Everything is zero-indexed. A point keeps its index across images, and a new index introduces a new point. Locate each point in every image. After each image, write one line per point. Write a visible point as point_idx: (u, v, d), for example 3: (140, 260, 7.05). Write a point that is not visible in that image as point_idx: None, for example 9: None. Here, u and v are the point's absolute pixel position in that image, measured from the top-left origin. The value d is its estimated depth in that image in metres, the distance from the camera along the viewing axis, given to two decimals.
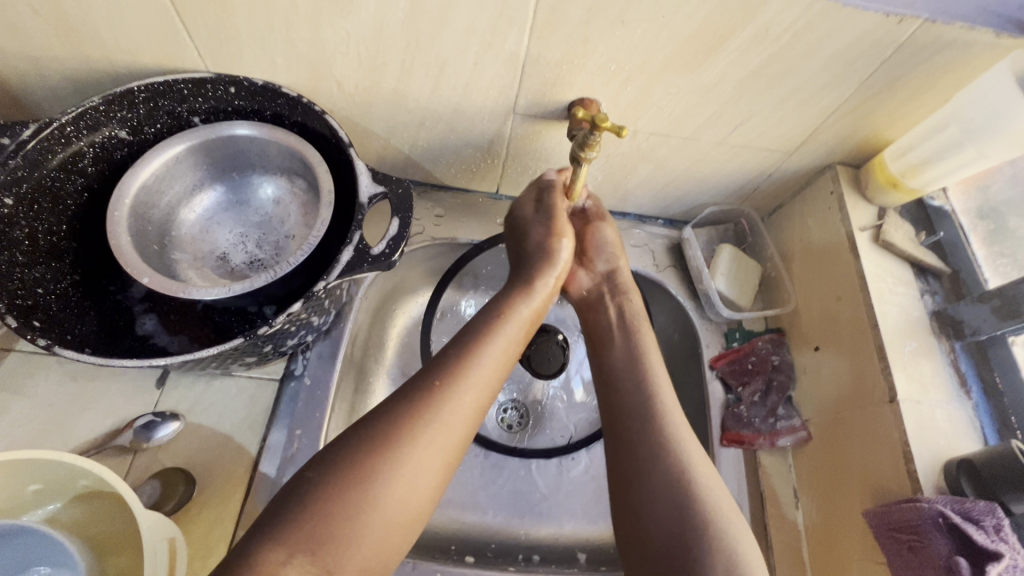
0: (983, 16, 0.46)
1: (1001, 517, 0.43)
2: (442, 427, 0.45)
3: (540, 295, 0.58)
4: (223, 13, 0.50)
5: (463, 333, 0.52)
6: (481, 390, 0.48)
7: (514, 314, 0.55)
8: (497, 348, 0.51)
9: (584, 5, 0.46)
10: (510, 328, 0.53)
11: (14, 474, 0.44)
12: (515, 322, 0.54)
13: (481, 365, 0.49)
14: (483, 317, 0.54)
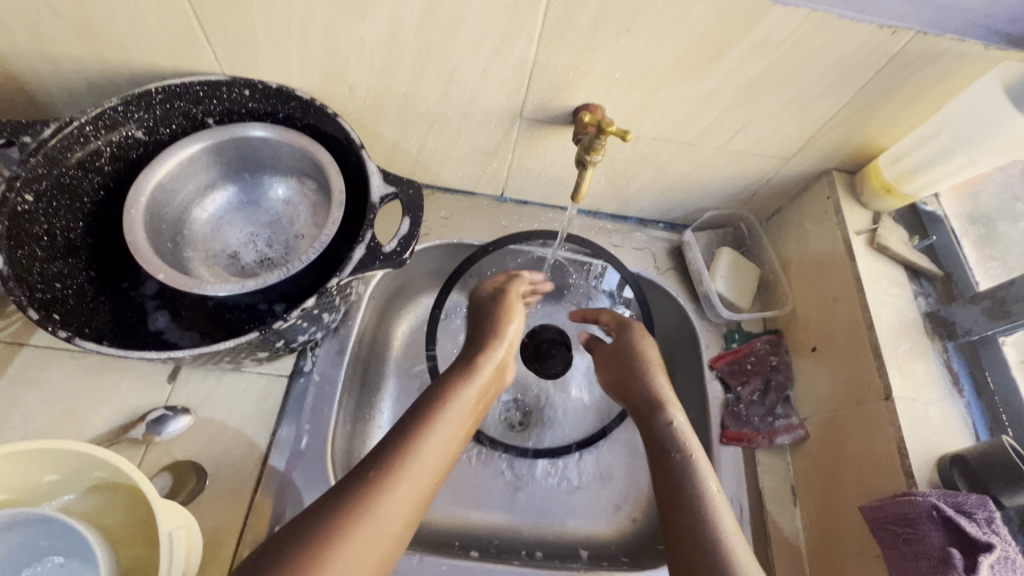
0: (973, 29, 0.48)
1: (994, 510, 0.45)
2: (380, 517, 0.44)
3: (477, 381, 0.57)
4: (241, 18, 0.52)
5: (405, 420, 0.51)
6: (421, 479, 0.47)
7: (457, 395, 0.55)
8: (441, 434, 0.51)
9: (592, 13, 0.48)
10: (452, 414, 0.53)
11: (28, 466, 0.46)
12: (459, 407, 0.54)
13: (421, 453, 0.48)
14: (426, 400, 0.54)
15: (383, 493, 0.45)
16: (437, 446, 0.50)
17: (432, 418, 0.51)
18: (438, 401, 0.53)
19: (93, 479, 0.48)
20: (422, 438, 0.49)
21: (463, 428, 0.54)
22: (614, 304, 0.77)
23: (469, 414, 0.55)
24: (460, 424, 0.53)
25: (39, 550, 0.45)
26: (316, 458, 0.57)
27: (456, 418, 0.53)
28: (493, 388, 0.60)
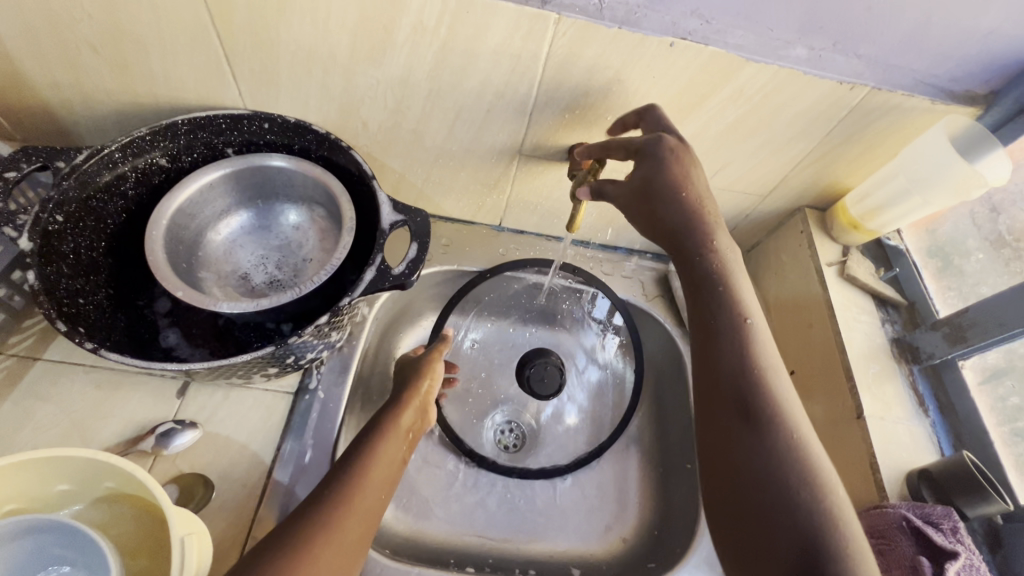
0: (921, 86, 0.54)
1: (957, 520, 0.48)
2: (338, 537, 0.44)
3: (415, 406, 0.59)
4: (269, 59, 0.57)
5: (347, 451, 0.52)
6: (374, 496, 0.49)
7: (399, 419, 0.56)
8: (386, 455, 0.52)
9: (587, 64, 0.54)
10: (391, 439, 0.54)
11: (43, 475, 0.47)
12: (398, 431, 0.55)
13: (369, 478, 0.49)
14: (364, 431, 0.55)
15: (338, 523, 0.45)
16: (381, 470, 0.51)
17: (375, 442, 0.53)
18: (376, 431, 0.54)
19: (102, 490, 0.50)
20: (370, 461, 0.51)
21: (403, 450, 0.55)
22: (604, 331, 0.81)
23: (407, 438, 0.56)
24: (402, 444, 0.55)
25: (50, 559, 0.46)
26: (318, 470, 0.59)
27: (399, 439, 0.55)
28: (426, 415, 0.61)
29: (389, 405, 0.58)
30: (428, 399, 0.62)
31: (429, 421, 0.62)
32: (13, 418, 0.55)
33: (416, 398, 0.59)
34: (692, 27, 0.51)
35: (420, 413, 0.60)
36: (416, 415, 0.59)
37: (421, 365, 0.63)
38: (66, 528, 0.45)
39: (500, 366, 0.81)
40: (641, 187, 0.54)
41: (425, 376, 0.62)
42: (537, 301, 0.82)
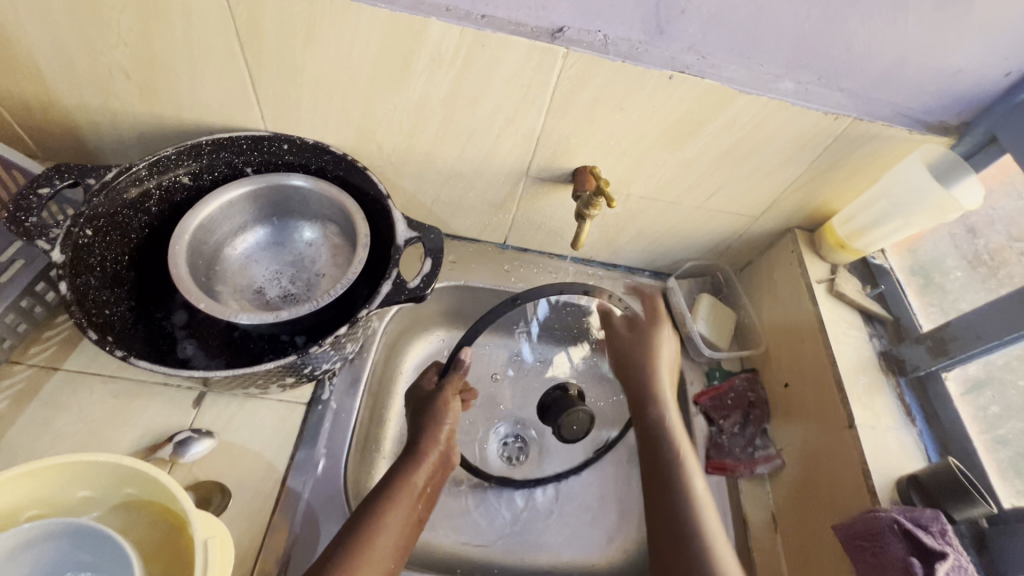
0: (898, 117, 0.59)
1: (945, 523, 0.51)
2: None
3: (428, 465, 0.59)
4: (292, 85, 0.60)
5: (361, 508, 0.54)
6: (378, 565, 0.51)
7: (408, 481, 0.57)
8: (396, 522, 0.54)
9: (592, 95, 0.58)
10: (403, 503, 0.55)
11: (66, 480, 0.49)
12: (408, 493, 0.56)
13: (376, 548, 0.51)
14: (379, 487, 0.56)
15: None
16: (390, 539, 0.52)
17: (384, 507, 0.54)
18: (386, 494, 0.55)
19: (120, 497, 0.51)
20: (378, 529, 0.52)
21: (416, 511, 0.56)
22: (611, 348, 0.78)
23: (421, 496, 0.57)
24: (415, 506, 0.56)
25: (73, 563, 0.47)
26: (331, 478, 0.61)
27: (410, 502, 0.56)
28: (443, 471, 0.61)
29: (407, 458, 0.59)
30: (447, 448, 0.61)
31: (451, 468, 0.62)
32: (33, 427, 0.57)
33: (428, 457, 0.59)
34: (689, 61, 0.55)
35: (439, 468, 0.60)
36: (429, 475, 0.59)
37: (437, 411, 0.61)
38: (93, 535, 0.46)
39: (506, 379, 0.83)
40: (622, 364, 0.68)
41: (444, 422, 0.60)
42: None
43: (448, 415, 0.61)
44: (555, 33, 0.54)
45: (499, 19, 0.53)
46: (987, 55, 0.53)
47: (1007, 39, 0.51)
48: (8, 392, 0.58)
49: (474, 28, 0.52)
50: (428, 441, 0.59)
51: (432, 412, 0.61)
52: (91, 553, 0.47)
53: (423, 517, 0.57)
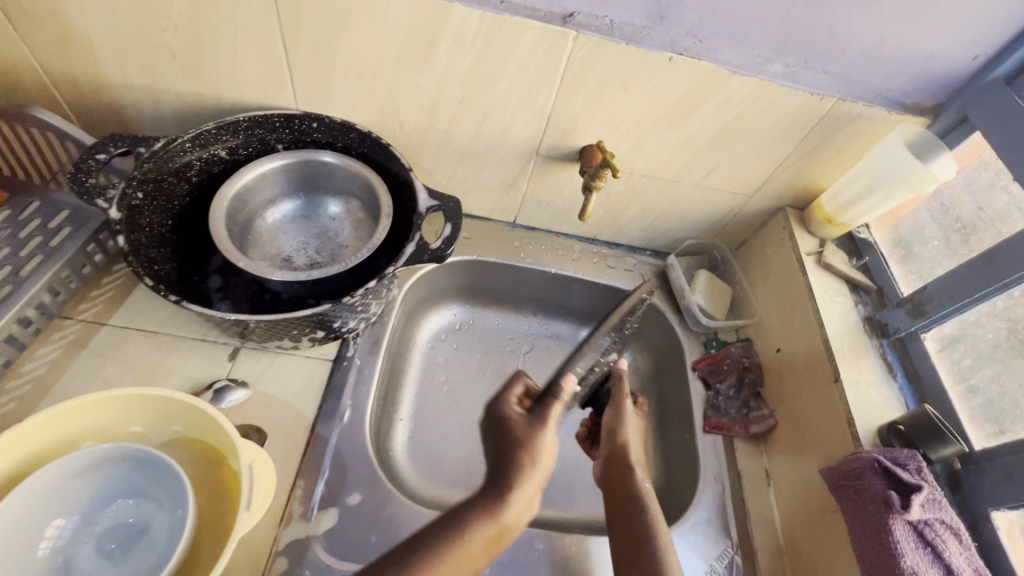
0: (877, 98, 0.65)
1: (921, 461, 0.55)
2: None
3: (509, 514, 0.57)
4: (325, 67, 0.66)
5: (425, 533, 0.52)
6: None
7: (479, 522, 0.54)
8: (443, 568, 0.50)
9: (599, 76, 0.64)
10: (462, 551, 0.51)
11: (120, 415, 0.54)
12: (474, 539, 0.53)
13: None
14: (447, 522, 0.54)
15: None
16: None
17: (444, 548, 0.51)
18: (452, 532, 0.52)
19: (167, 434, 0.56)
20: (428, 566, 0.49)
21: (475, 561, 0.52)
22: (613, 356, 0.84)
23: (485, 547, 0.53)
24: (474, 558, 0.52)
25: (131, 487, 0.53)
26: (356, 427, 0.66)
27: (469, 552, 0.52)
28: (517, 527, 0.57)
29: (486, 502, 0.57)
30: (533, 496, 0.60)
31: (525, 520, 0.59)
32: (84, 374, 0.62)
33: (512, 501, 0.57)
34: (687, 45, 0.61)
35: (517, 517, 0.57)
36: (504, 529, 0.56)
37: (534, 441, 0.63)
38: (151, 460, 0.51)
39: (525, 351, 0.91)
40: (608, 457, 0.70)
41: (537, 461, 0.62)
42: (546, 293, 0.90)
43: (540, 454, 0.62)
44: (566, 17, 0.59)
45: (515, 4, 0.59)
46: (955, 40, 0.59)
47: (972, 25, 0.57)
48: (60, 342, 0.63)
49: (493, 12, 0.58)
50: (517, 490, 0.59)
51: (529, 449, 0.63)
52: (148, 477, 0.52)
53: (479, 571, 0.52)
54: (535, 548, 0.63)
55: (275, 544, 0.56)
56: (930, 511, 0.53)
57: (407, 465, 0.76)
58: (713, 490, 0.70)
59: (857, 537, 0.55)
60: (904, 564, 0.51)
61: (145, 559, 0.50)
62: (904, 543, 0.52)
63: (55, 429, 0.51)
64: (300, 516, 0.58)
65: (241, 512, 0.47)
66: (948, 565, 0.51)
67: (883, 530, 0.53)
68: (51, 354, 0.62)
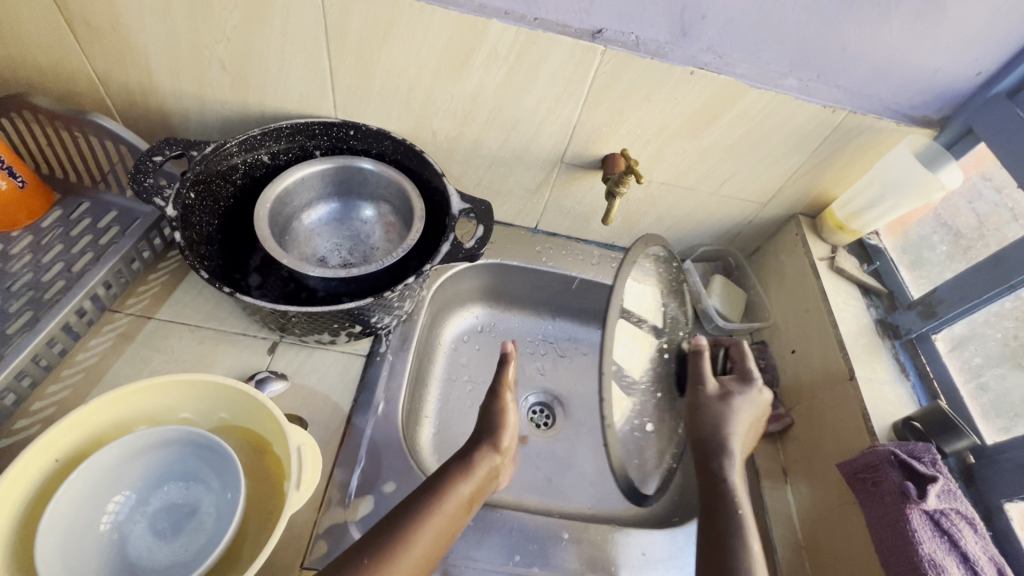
0: (887, 111, 0.69)
1: (936, 454, 0.58)
2: None
3: (472, 479, 0.58)
4: (365, 78, 0.70)
5: (406, 500, 0.54)
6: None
7: (455, 490, 0.56)
8: (434, 528, 0.52)
9: (624, 88, 0.68)
10: (442, 512, 0.53)
11: (173, 400, 0.57)
12: (453, 504, 0.55)
13: (410, 550, 0.50)
14: (425, 488, 0.55)
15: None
16: (424, 545, 0.51)
17: (425, 512, 0.53)
18: (432, 497, 0.54)
19: (215, 421, 0.59)
20: (410, 533, 0.51)
21: (455, 523, 0.54)
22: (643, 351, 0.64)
23: (463, 508, 0.56)
24: (453, 518, 0.54)
25: (183, 470, 0.56)
26: (390, 418, 0.68)
27: (451, 514, 0.54)
28: (488, 483, 0.61)
29: (458, 462, 0.59)
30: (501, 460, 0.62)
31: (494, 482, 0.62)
32: (133, 365, 0.65)
33: (478, 469, 0.59)
34: (707, 60, 0.65)
35: (486, 480, 0.60)
36: (475, 488, 0.58)
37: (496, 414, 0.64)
38: (204, 444, 0.55)
39: (544, 353, 0.94)
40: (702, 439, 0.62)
41: (504, 431, 0.63)
42: (565, 296, 0.93)
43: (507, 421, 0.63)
44: (594, 34, 0.64)
45: (548, 21, 0.63)
46: (961, 57, 0.63)
47: (978, 43, 0.61)
48: (111, 334, 0.67)
49: (528, 28, 0.62)
50: (484, 453, 0.60)
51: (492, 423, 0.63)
52: (200, 459, 0.55)
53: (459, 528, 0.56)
54: (561, 539, 0.65)
55: (315, 528, 0.58)
56: (945, 501, 0.55)
57: (433, 459, 0.78)
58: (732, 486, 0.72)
59: (874, 528, 0.57)
60: (921, 551, 0.53)
61: (195, 539, 0.53)
62: (921, 531, 0.54)
63: (114, 412, 0.54)
64: (338, 502, 0.60)
65: (291, 491, 0.50)
66: (965, 552, 0.53)
67: (900, 520, 0.55)
68: (103, 344, 0.65)
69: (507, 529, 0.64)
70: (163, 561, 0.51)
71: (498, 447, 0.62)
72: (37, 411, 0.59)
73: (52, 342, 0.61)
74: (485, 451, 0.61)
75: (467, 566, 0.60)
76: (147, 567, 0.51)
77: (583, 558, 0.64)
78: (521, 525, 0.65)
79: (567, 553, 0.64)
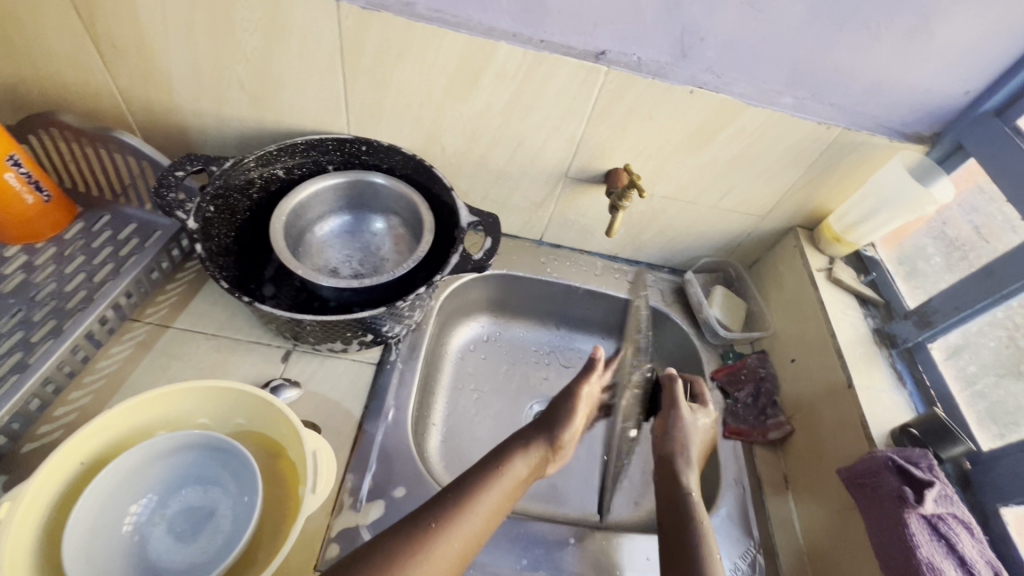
0: (880, 127, 0.72)
1: (933, 460, 0.59)
2: (433, 556, 0.48)
3: (528, 459, 0.61)
4: (378, 97, 0.73)
5: (466, 475, 0.57)
6: (470, 533, 0.51)
7: (512, 466, 0.59)
8: (491, 498, 0.55)
9: (626, 107, 0.71)
10: (504, 483, 0.57)
11: (191, 406, 0.59)
12: (512, 478, 0.58)
13: (475, 510, 0.53)
14: (485, 463, 0.59)
15: (445, 533, 0.50)
16: (485, 512, 0.54)
17: (485, 481, 0.56)
18: (493, 469, 0.58)
19: (231, 426, 0.61)
20: (477, 497, 0.54)
21: (512, 497, 0.57)
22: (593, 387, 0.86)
23: (518, 485, 0.59)
24: (509, 493, 0.57)
25: (201, 473, 0.57)
26: (399, 425, 0.70)
27: (507, 488, 0.57)
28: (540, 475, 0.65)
29: (518, 442, 0.63)
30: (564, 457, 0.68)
31: (544, 471, 0.65)
32: (152, 372, 0.67)
33: (539, 455, 0.63)
34: (706, 80, 0.68)
35: (540, 466, 0.63)
36: (534, 471, 0.62)
37: (565, 412, 0.68)
38: (222, 447, 0.57)
39: (548, 362, 0.96)
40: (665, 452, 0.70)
41: (564, 427, 0.66)
42: (569, 306, 0.96)
43: (573, 421, 0.67)
44: (598, 55, 0.67)
45: (554, 43, 0.66)
46: (950, 77, 0.66)
47: (965, 63, 0.64)
48: (130, 342, 0.69)
49: (535, 50, 0.66)
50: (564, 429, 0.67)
51: (555, 418, 0.66)
52: (217, 463, 0.57)
53: (514, 505, 0.58)
54: (567, 543, 0.66)
55: (328, 532, 0.60)
56: (942, 506, 0.57)
57: (440, 466, 0.80)
58: (735, 492, 0.73)
59: (875, 532, 0.58)
60: (920, 554, 0.54)
61: (212, 542, 0.54)
62: (919, 535, 0.55)
63: (136, 417, 0.56)
64: (350, 506, 0.62)
65: (307, 493, 0.52)
66: (961, 556, 0.54)
67: (899, 524, 0.56)
68: (124, 352, 0.68)
69: (514, 533, 0.66)
70: (182, 562, 0.53)
71: (554, 441, 0.65)
72: (60, 416, 0.61)
73: (76, 349, 0.63)
74: (542, 443, 0.64)
75: (475, 569, 0.62)
76: (166, 567, 0.52)
77: (590, 562, 0.65)
78: (527, 530, 0.66)
79: (571, 557, 0.65)
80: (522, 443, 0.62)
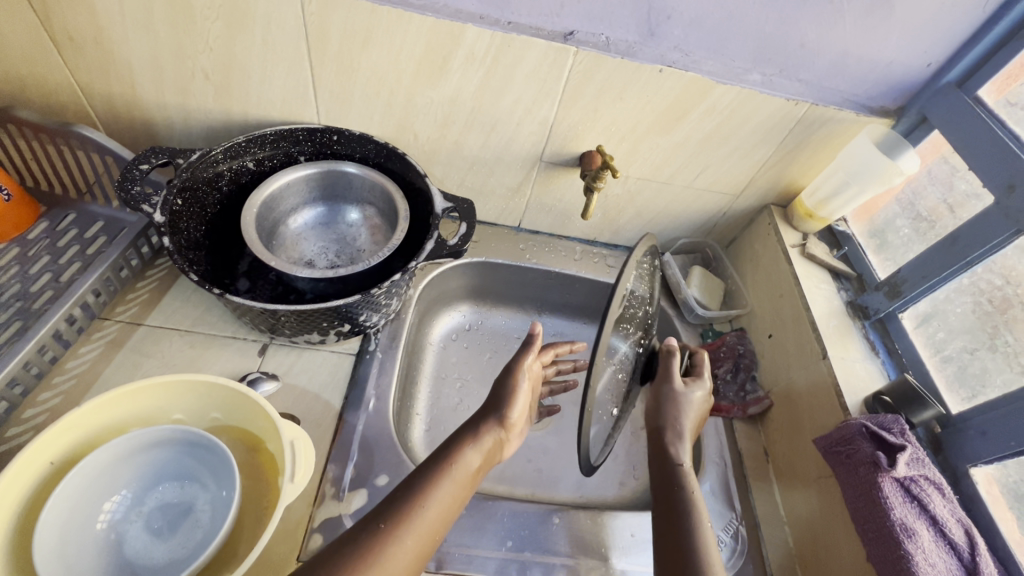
0: (847, 102, 0.73)
1: (904, 424, 0.60)
2: (383, 564, 0.47)
3: (479, 446, 0.60)
4: (347, 85, 0.72)
5: (416, 473, 0.55)
6: (422, 533, 0.51)
7: (462, 458, 0.57)
8: (445, 493, 0.54)
9: (597, 87, 0.71)
10: (455, 474, 0.56)
11: (167, 401, 0.58)
12: (463, 469, 0.57)
13: (428, 509, 0.52)
14: (435, 458, 0.57)
15: (395, 538, 0.49)
16: (437, 512, 0.53)
17: (436, 478, 0.55)
18: (442, 465, 0.56)
19: (207, 422, 0.60)
20: (428, 495, 0.53)
21: (464, 491, 0.56)
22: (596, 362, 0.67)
23: (470, 478, 0.58)
24: (462, 487, 0.56)
25: (177, 468, 0.57)
26: (380, 415, 0.69)
27: (460, 481, 0.56)
28: (496, 454, 0.63)
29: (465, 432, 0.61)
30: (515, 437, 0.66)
31: (501, 453, 0.64)
32: (123, 370, 0.66)
33: (485, 438, 0.61)
34: (675, 58, 0.68)
35: (493, 450, 0.62)
36: (484, 455, 0.60)
37: (509, 386, 0.65)
38: (198, 443, 0.56)
39: None
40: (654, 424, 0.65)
41: (512, 406, 0.64)
42: (549, 292, 0.96)
43: (517, 397, 0.64)
44: (566, 35, 0.66)
45: (521, 25, 0.66)
46: (912, 50, 0.67)
47: (926, 36, 0.65)
48: (101, 341, 0.67)
49: (502, 31, 0.65)
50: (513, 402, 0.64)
51: (501, 395, 0.64)
52: (195, 458, 0.56)
53: (469, 497, 0.57)
54: (552, 523, 0.67)
55: (310, 522, 0.59)
56: (915, 469, 0.58)
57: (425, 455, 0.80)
58: (717, 468, 0.74)
59: (852, 501, 0.59)
60: (893, 517, 0.55)
61: (191, 536, 0.54)
62: (893, 498, 0.56)
63: (108, 414, 0.55)
64: (332, 496, 0.62)
65: (285, 482, 0.52)
66: (933, 515, 0.56)
67: (873, 489, 0.57)
68: (93, 351, 0.66)
69: (499, 517, 0.66)
70: (159, 558, 0.52)
71: (505, 421, 0.63)
72: (29, 417, 0.60)
73: (43, 350, 0.62)
74: (494, 426, 0.62)
75: (461, 553, 0.62)
76: (143, 563, 0.52)
77: (574, 541, 0.66)
78: (513, 512, 0.66)
79: (557, 537, 0.66)
80: (473, 430, 0.61)
